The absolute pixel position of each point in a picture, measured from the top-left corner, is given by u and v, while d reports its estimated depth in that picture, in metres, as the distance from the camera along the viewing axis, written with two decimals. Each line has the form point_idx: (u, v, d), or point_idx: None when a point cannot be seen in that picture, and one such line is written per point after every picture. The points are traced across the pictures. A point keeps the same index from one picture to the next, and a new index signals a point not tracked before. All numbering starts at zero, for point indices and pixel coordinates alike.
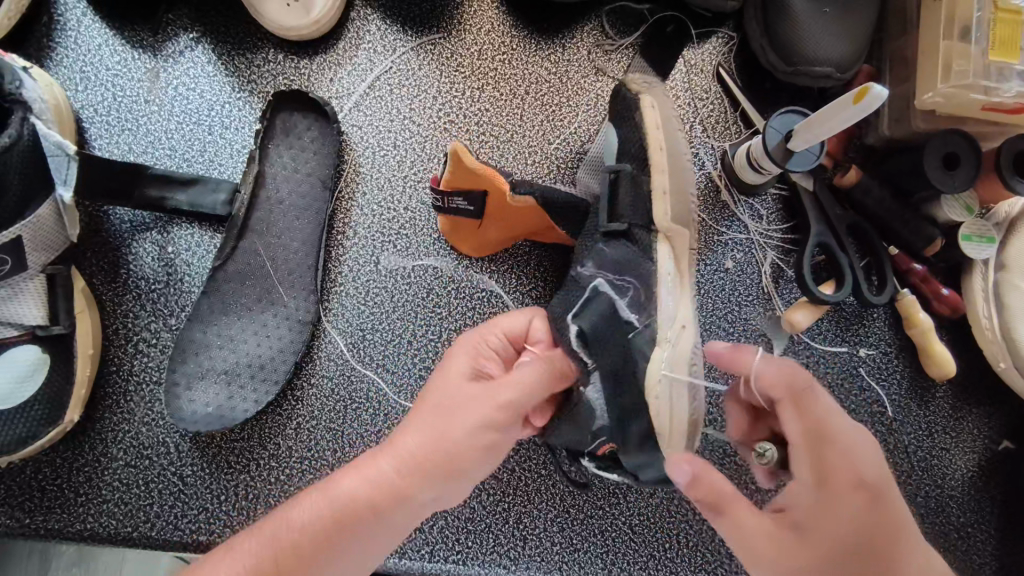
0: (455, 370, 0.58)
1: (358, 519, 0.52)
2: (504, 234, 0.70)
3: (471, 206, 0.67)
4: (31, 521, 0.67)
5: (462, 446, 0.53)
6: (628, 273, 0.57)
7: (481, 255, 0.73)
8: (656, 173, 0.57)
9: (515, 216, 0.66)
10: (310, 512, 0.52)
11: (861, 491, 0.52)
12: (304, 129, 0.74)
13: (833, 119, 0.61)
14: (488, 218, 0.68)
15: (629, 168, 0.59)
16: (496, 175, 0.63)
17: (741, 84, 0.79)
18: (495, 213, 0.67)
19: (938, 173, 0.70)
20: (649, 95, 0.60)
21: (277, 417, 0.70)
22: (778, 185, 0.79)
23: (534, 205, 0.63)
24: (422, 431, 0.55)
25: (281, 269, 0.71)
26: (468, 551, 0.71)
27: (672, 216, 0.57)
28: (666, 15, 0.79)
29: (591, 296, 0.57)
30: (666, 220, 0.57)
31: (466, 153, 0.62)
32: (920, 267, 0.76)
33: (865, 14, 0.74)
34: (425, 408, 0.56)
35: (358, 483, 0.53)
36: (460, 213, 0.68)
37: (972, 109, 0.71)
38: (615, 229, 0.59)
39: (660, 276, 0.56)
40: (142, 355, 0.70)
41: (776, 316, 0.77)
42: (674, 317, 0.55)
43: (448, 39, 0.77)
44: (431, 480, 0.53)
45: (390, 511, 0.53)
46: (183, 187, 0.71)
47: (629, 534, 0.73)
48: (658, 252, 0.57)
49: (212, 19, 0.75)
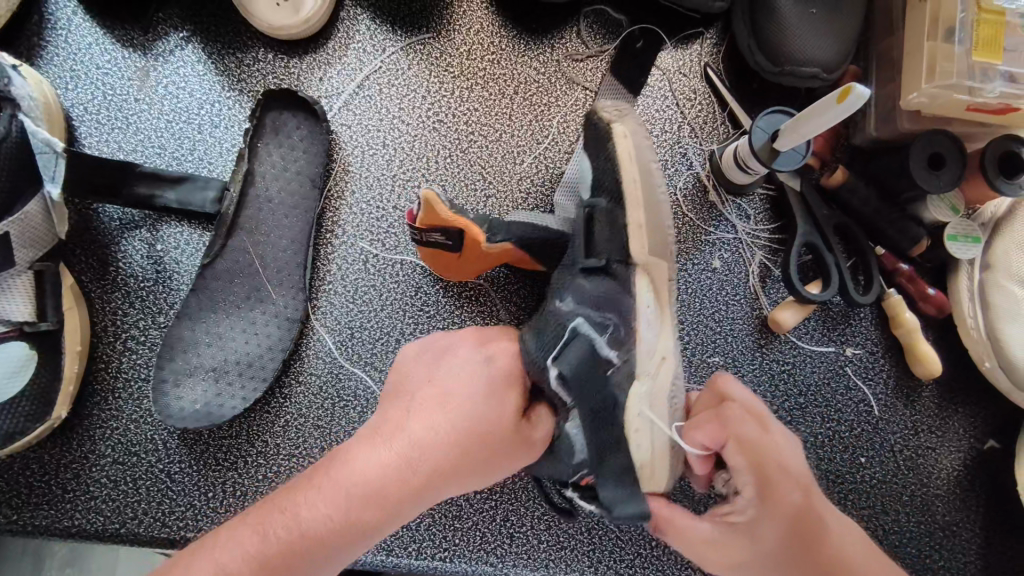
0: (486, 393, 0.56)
1: (377, 524, 0.52)
2: (478, 267, 0.69)
3: (449, 242, 0.65)
4: (19, 517, 0.67)
5: (471, 473, 0.54)
6: (607, 309, 0.57)
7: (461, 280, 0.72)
8: (634, 206, 0.58)
9: (484, 261, 0.68)
10: (316, 511, 0.51)
11: (798, 491, 0.55)
12: (294, 128, 0.74)
13: (815, 120, 0.62)
14: (465, 255, 0.67)
15: (604, 203, 0.60)
16: (471, 226, 0.63)
17: (728, 85, 0.79)
18: (472, 251, 0.66)
19: (923, 173, 0.70)
20: (620, 125, 0.60)
21: (265, 414, 0.70)
22: (766, 186, 0.79)
23: (511, 247, 0.65)
24: (443, 446, 0.53)
25: (270, 267, 0.72)
26: (455, 548, 0.71)
27: (650, 250, 0.59)
28: (636, 28, 0.79)
29: (570, 336, 0.56)
30: (644, 256, 0.58)
31: (438, 200, 0.62)
32: (907, 267, 0.76)
33: (851, 15, 0.75)
34: (452, 420, 0.54)
35: (376, 485, 0.52)
36: (441, 247, 0.66)
37: (957, 110, 0.72)
38: (593, 264, 0.60)
39: (639, 310, 0.58)
40: (130, 352, 0.70)
41: (764, 316, 0.77)
42: (654, 350, 0.58)
43: (437, 39, 0.78)
44: (445, 491, 0.54)
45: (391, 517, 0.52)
46: (172, 185, 0.71)
47: (615, 532, 0.73)
48: (635, 285, 0.58)
49: (202, 18, 0.75)
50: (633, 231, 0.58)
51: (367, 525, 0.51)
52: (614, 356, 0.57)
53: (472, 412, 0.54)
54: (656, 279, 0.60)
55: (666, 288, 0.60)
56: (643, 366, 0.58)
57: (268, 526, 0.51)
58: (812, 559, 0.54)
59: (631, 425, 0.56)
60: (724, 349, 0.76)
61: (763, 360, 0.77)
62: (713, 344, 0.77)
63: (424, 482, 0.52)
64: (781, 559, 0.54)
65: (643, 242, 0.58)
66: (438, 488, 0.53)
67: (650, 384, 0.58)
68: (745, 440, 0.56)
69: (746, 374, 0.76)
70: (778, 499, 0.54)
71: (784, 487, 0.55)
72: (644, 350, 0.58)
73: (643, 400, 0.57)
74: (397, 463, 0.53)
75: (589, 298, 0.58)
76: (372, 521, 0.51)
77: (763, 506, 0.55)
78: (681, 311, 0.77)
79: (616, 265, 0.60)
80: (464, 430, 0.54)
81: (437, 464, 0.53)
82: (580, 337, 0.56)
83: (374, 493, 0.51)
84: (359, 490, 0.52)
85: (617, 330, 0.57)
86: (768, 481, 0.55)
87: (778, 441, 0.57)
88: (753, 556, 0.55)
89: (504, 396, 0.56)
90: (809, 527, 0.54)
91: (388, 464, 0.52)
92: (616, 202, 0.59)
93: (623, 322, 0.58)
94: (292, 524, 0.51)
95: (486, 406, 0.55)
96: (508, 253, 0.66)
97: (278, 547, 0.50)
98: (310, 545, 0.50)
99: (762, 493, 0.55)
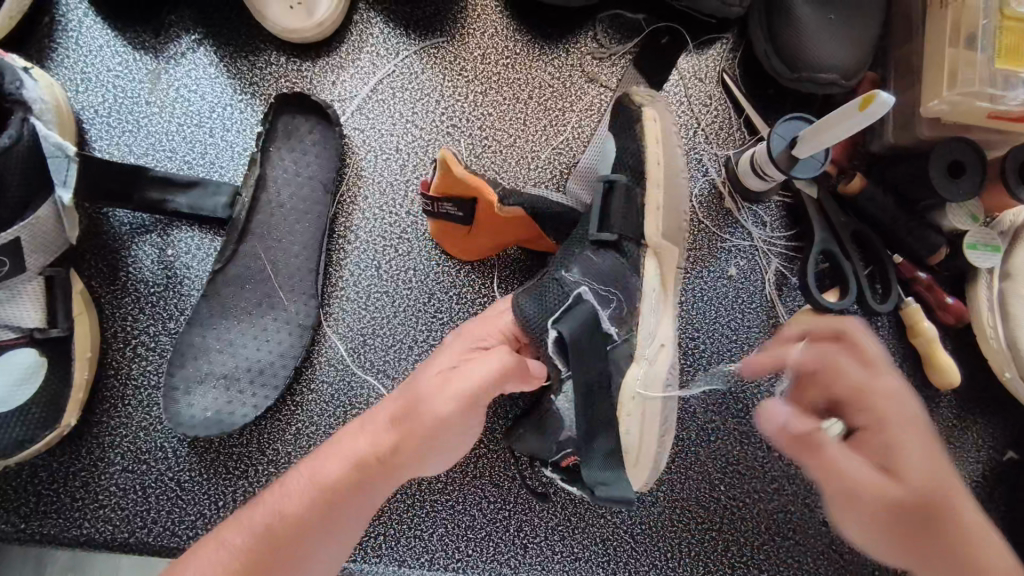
0: (437, 362, 0.56)
1: (348, 490, 0.53)
2: (492, 243, 0.69)
3: (460, 212, 0.66)
4: (27, 526, 0.66)
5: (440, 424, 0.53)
6: (612, 285, 0.61)
7: (464, 258, 0.72)
8: (653, 189, 0.62)
9: (495, 233, 0.68)
10: (292, 479, 0.54)
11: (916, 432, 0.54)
12: (307, 132, 0.73)
13: (836, 127, 0.61)
14: (477, 227, 0.67)
15: (627, 180, 0.62)
16: (484, 188, 0.63)
17: (745, 91, 0.79)
18: (483, 222, 0.66)
19: (942, 180, 0.69)
20: (651, 109, 0.64)
21: (275, 423, 0.69)
22: (782, 192, 0.78)
23: (523, 214, 0.64)
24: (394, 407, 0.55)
25: (282, 273, 0.71)
26: (468, 559, 0.70)
27: (664, 233, 0.62)
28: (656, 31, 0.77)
29: (574, 302, 0.58)
30: (658, 238, 0.62)
31: (454, 160, 0.62)
32: (926, 275, 0.76)
33: (869, 21, 0.74)
34: (403, 392, 0.56)
35: (343, 453, 0.54)
36: (449, 218, 0.67)
37: (978, 118, 0.71)
38: (605, 238, 0.62)
39: (644, 293, 0.62)
40: (140, 359, 0.70)
41: (779, 324, 0.76)
42: (653, 335, 0.62)
43: (452, 43, 0.77)
44: (417, 455, 0.54)
45: (364, 483, 0.53)
46: (183, 190, 0.70)
47: (630, 543, 0.72)
48: (645, 266, 0.63)
49: (214, 21, 0.75)
50: (650, 212, 0.62)
51: (328, 485, 0.53)
52: (616, 332, 0.60)
53: (417, 378, 0.56)
54: (665, 263, 0.63)
55: (672, 273, 0.64)
56: (641, 349, 0.61)
57: (259, 508, 0.53)
58: (924, 505, 0.52)
59: (625, 406, 0.58)
60: (740, 358, 0.76)
61: None
62: (729, 352, 0.76)
63: (390, 439, 0.53)
64: (914, 495, 0.52)
65: (658, 224, 0.62)
66: (401, 447, 0.53)
67: (647, 367, 0.60)
68: (840, 372, 0.58)
69: (762, 383, 0.75)
70: (893, 427, 0.55)
71: (900, 425, 0.55)
72: (646, 333, 0.62)
73: (638, 384, 0.59)
74: (357, 432, 0.55)
75: (595, 273, 0.61)
76: (334, 483, 0.53)
77: (889, 434, 0.54)
78: (697, 320, 0.76)
79: (627, 243, 0.63)
80: (408, 390, 0.55)
81: (391, 418, 0.54)
82: (584, 303, 0.57)
83: (338, 458, 0.54)
84: (325, 465, 0.54)
85: (619, 307, 0.61)
86: (883, 412, 0.55)
87: (892, 384, 0.57)
88: (886, 487, 0.52)
89: (444, 355, 0.57)
90: (933, 465, 0.53)
91: (355, 433, 0.55)
92: (637, 178, 0.63)
93: (626, 301, 0.61)
94: (276, 500, 0.53)
95: (436, 364, 0.56)
96: (520, 224, 0.66)
97: (265, 512, 0.52)
98: (286, 508, 0.52)
99: (882, 420, 0.55)
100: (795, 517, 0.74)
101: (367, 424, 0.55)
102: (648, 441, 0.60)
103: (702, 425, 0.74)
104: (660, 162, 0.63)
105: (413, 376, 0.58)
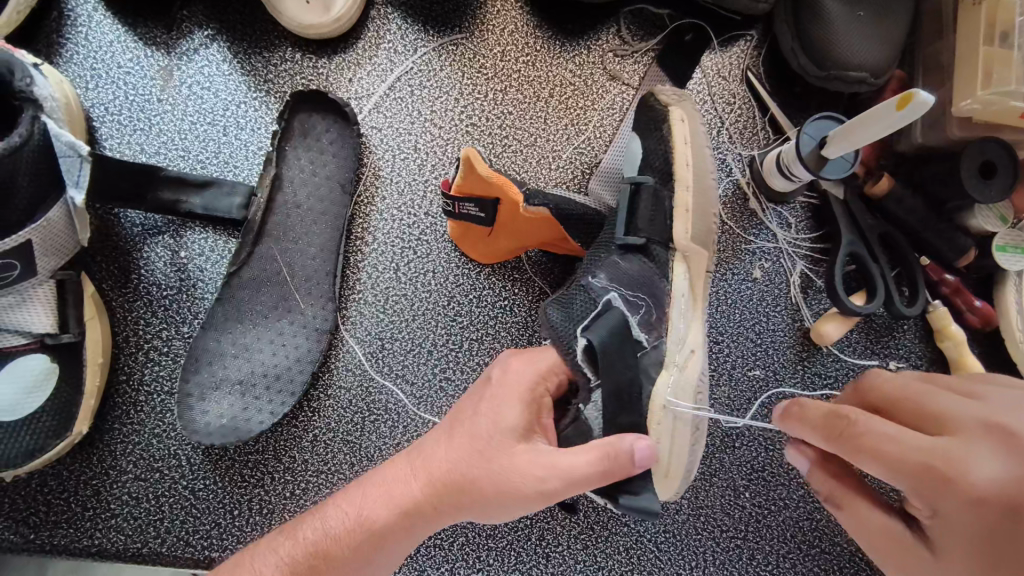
0: (502, 419, 0.54)
1: (390, 537, 0.53)
2: (516, 245, 0.67)
3: (483, 213, 0.64)
4: (36, 536, 0.65)
5: (492, 492, 0.52)
6: (641, 290, 0.59)
7: (492, 262, 0.71)
8: (681, 190, 0.60)
9: (521, 233, 0.65)
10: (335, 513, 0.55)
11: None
12: (323, 132, 0.71)
13: (875, 125, 0.58)
14: (500, 229, 0.65)
15: (652, 181, 0.61)
16: (508, 185, 0.61)
17: (770, 89, 0.77)
18: (508, 224, 0.64)
19: (974, 181, 0.68)
20: (678, 108, 0.62)
21: (292, 429, 0.68)
22: (807, 194, 0.77)
23: (548, 215, 0.61)
24: (445, 459, 0.54)
25: (298, 276, 0.69)
26: (489, 568, 0.69)
27: (694, 237, 0.60)
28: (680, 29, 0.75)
29: (604, 309, 0.57)
30: (686, 242, 0.60)
31: (478, 159, 0.59)
32: (954, 278, 0.74)
33: (899, 19, 0.72)
34: (459, 435, 0.55)
35: (390, 498, 0.54)
36: (471, 218, 0.65)
37: (1010, 117, 0.68)
38: (633, 242, 0.60)
39: (673, 296, 0.60)
40: (152, 364, 0.68)
41: (805, 328, 0.75)
42: (684, 342, 0.59)
43: (470, 39, 0.75)
44: (460, 513, 0.53)
45: (406, 533, 0.53)
46: (197, 190, 0.68)
47: (654, 552, 0.70)
48: (672, 270, 0.60)
49: (227, 16, 0.72)
50: (679, 214, 0.60)
51: (377, 532, 0.53)
52: (646, 338, 0.58)
53: (474, 426, 0.55)
54: (695, 269, 0.61)
55: (701, 283, 0.61)
56: (671, 356, 0.58)
57: (295, 536, 0.55)
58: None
59: (655, 414, 0.57)
60: (765, 362, 0.74)
61: (804, 374, 0.74)
62: (754, 356, 0.74)
63: (437, 491, 0.53)
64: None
65: (688, 227, 0.60)
66: (448, 503, 0.53)
67: (676, 375, 0.58)
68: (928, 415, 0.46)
69: (788, 388, 0.74)
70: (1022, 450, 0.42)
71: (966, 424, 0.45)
72: (675, 338, 0.59)
73: (669, 392, 0.57)
74: (408, 476, 0.55)
75: (624, 278, 0.59)
76: (381, 528, 0.53)
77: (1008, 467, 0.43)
78: (721, 323, 0.74)
79: (655, 247, 0.61)
80: (466, 444, 0.54)
81: (444, 469, 0.53)
82: (613, 311, 0.57)
83: (384, 503, 0.54)
84: (371, 509, 0.54)
85: (649, 313, 0.59)
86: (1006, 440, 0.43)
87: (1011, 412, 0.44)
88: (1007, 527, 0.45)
89: (506, 407, 0.55)
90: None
91: (404, 477, 0.55)
92: (663, 180, 0.61)
93: (656, 307, 0.60)
94: (313, 531, 0.54)
95: (498, 420, 0.54)
96: (547, 228, 0.64)
97: (309, 537, 0.54)
98: (329, 542, 0.53)
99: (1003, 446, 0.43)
100: (821, 525, 0.72)
101: (418, 468, 0.55)
102: (678, 451, 0.58)
103: (727, 431, 0.73)
104: (689, 163, 0.60)
105: (466, 415, 0.56)
